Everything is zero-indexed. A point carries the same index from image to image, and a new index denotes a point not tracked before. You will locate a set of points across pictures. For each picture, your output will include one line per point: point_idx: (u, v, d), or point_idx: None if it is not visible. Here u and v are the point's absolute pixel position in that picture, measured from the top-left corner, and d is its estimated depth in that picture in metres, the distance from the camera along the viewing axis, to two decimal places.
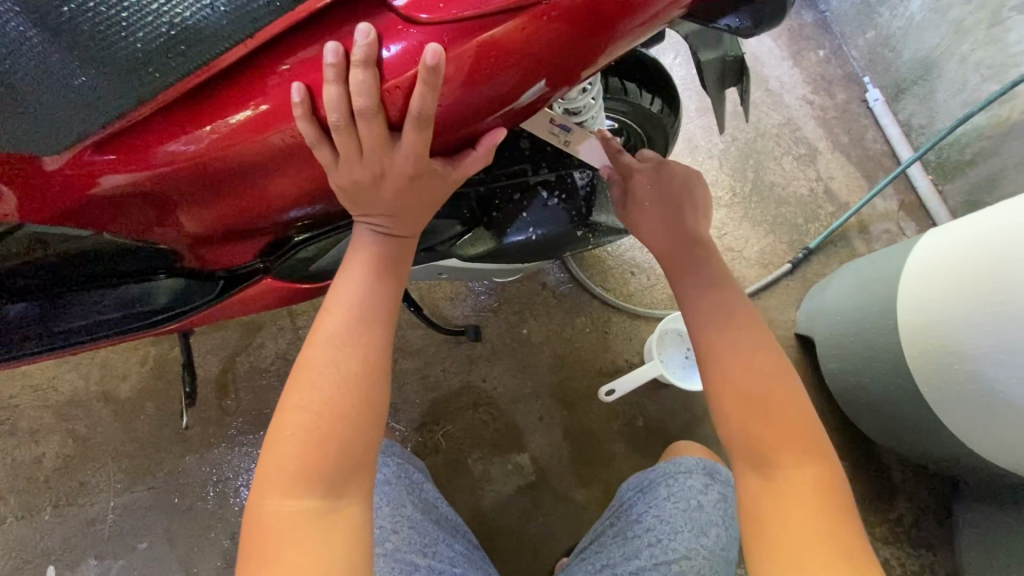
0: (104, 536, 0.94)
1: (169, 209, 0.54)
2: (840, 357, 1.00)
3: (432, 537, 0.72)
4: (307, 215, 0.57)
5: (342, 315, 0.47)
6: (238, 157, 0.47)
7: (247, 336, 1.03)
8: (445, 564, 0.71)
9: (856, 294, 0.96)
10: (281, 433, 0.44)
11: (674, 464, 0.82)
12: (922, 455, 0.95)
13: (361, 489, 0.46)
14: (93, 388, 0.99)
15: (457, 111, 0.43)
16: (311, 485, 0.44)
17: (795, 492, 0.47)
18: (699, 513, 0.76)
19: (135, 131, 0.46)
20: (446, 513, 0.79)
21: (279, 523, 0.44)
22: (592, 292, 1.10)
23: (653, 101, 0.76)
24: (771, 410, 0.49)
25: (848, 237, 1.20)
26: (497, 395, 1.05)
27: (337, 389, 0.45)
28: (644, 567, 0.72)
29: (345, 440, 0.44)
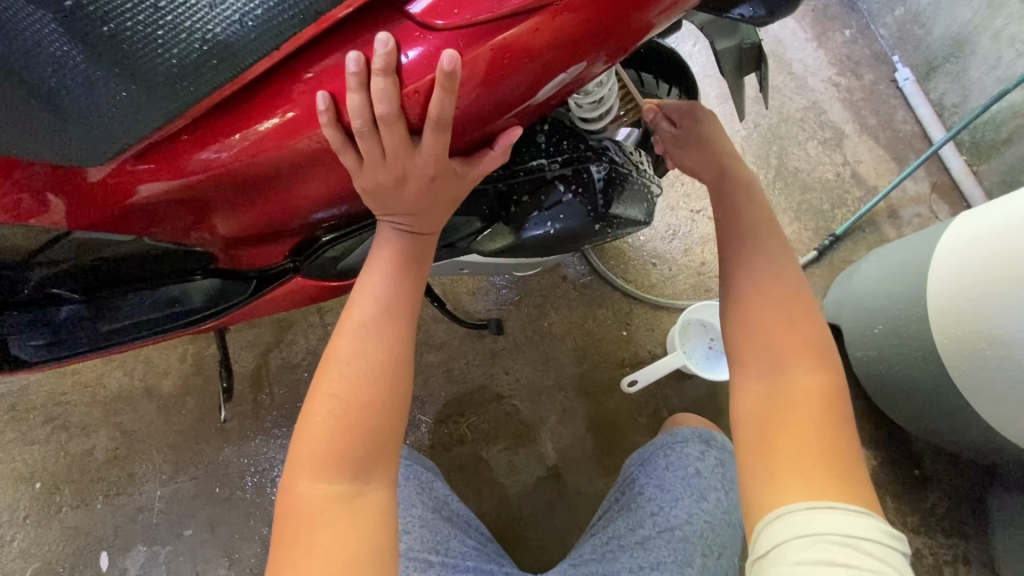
0: (152, 523, 0.99)
1: (203, 213, 0.57)
2: (868, 345, 0.97)
3: (444, 534, 0.75)
4: (332, 216, 0.60)
5: (367, 310, 0.49)
6: (268, 162, 0.49)
7: (279, 334, 1.07)
8: (456, 558, 0.73)
9: (883, 280, 0.94)
10: (311, 421, 0.47)
11: (672, 435, 0.84)
12: (954, 444, 0.93)
13: (386, 475, 0.48)
14: (138, 383, 1.05)
15: (474, 112, 0.44)
16: (338, 469, 0.46)
17: (796, 394, 0.51)
18: (697, 479, 0.78)
19: (171, 141, 0.50)
20: (459, 510, 0.80)
21: (310, 506, 0.46)
22: (612, 284, 1.11)
23: (669, 91, 0.78)
24: (789, 335, 0.54)
25: (876, 222, 1.17)
26: (520, 387, 1.07)
27: (362, 380, 0.47)
28: (648, 536, 0.74)
29: (373, 425, 0.47)
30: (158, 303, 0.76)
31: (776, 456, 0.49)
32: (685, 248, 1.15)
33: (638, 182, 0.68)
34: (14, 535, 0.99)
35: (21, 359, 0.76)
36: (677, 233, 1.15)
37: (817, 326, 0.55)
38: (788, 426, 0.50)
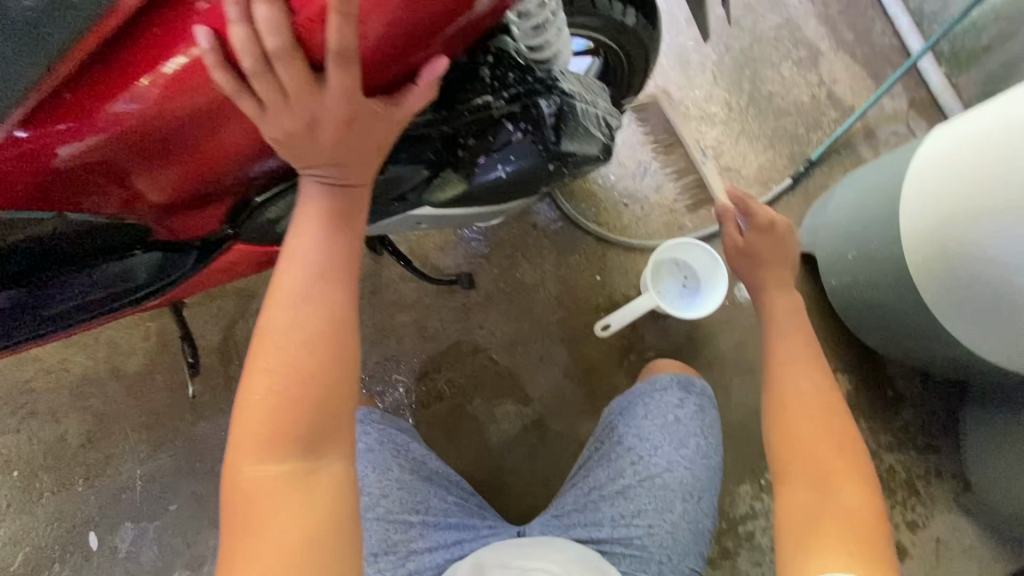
0: (136, 500, 0.99)
1: (126, 175, 0.52)
2: (842, 273, 0.96)
3: (423, 494, 0.77)
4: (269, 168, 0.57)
5: (300, 277, 0.46)
6: (187, 105, 0.45)
7: (242, 304, 1.04)
8: (439, 515, 0.76)
9: (857, 204, 0.92)
10: (251, 398, 0.44)
11: (651, 383, 0.83)
12: (925, 363, 0.95)
13: (340, 447, 0.46)
14: (104, 365, 1.02)
15: (386, 42, 0.39)
16: (285, 447, 0.44)
17: (846, 510, 0.58)
18: (676, 427, 0.78)
19: (60, 98, 0.43)
20: (438, 466, 0.81)
21: (259, 488, 0.44)
22: (584, 229, 1.07)
23: (626, 12, 0.68)
24: (832, 466, 0.62)
25: (853, 144, 1.13)
26: (496, 340, 1.05)
27: (303, 352, 0.45)
28: (629, 485, 0.76)
29: (318, 397, 0.45)
30: (100, 280, 0.72)
31: (821, 540, 0.56)
32: (657, 185, 1.11)
33: (594, 111, 0.63)
34: None
35: None
36: (648, 170, 1.11)
37: (862, 474, 0.62)
38: (834, 517, 0.58)
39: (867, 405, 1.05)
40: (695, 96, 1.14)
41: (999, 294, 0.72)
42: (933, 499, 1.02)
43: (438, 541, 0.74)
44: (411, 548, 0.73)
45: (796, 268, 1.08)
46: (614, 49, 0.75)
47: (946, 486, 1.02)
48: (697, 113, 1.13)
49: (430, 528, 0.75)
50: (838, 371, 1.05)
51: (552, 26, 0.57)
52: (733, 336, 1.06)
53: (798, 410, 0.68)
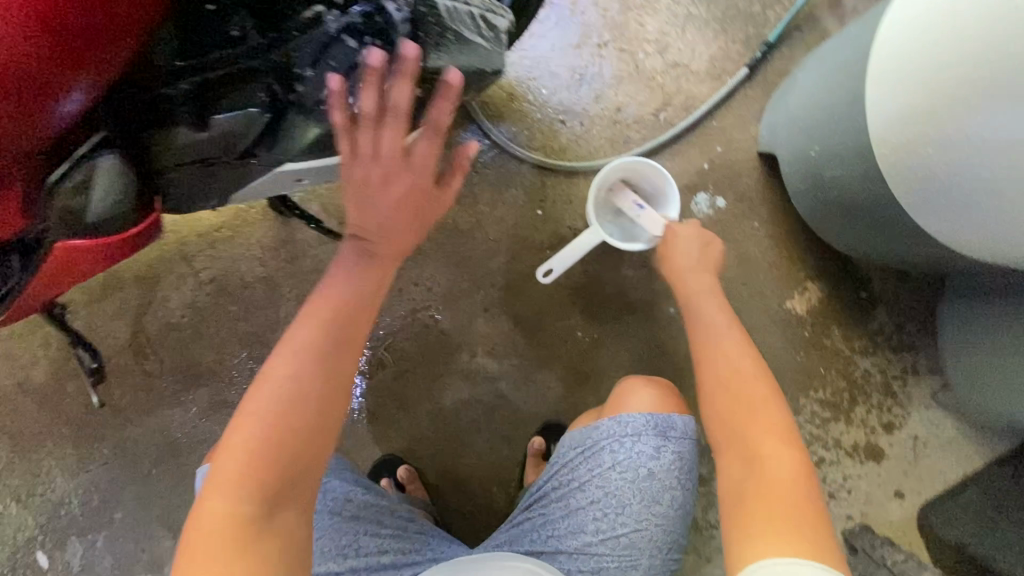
0: (77, 515, 0.93)
1: None
2: (806, 172, 0.85)
3: (351, 534, 0.67)
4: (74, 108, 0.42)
5: (293, 366, 0.50)
6: None
7: (146, 294, 0.93)
8: (370, 556, 0.67)
9: (820, 90, 0.79)
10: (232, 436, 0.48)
11: (620, 423, 0.68)
12: (899, 261, 0.86)
13: (296, 505, 0.49)
14: (7, 380, 0.92)
15: None
16: (260, 521, 0.47)
17: (775, 478, 0.53)
18: (650, 483, 0.66)
19: None
20: (363, 501, 0.68)
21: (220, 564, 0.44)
22: (516, 157, 0.94)
23: None
24: (750, 411, 0.60)
25: (817, 17, 0.97)
26: (435, 295, 0.95)
27: (286, 411, 0.49)
28: (591, 543, 0.67)
29: (306, 481, 0.50)
30: None
31: (750, 516, 0.51)
32: (595, 95, 0.96)
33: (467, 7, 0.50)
34: None
35: None
36: (583, 78, 0.96)
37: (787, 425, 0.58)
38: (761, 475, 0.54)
39: (839, 312, 0.98)
40: None
41: (981, 177, 0.59)
42: (911, 399, 0.98)
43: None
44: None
45: (759, 171, 0.97)
46: None
47: (922, 384, 0.98)
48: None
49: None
50: (809, 279, 0.97)
51: None
52: None
53: (724, 375, 0.64)
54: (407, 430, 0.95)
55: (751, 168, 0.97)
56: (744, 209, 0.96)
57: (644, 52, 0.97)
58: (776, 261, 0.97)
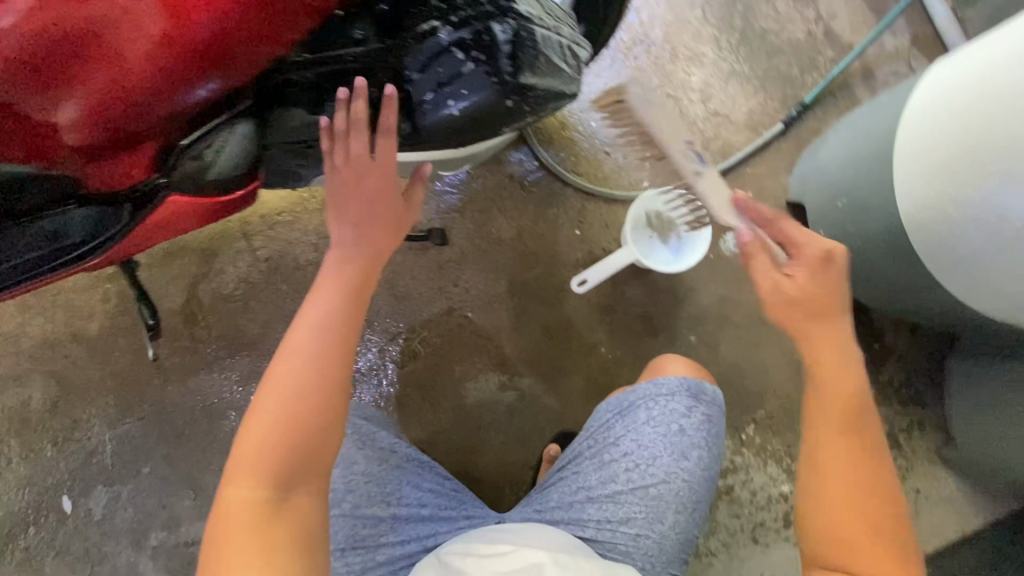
0: (107, 465, 0.97)
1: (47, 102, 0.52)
2: (830, 222, 0.91)
3: (394, 484, 0.70)
4: (197, 96, 0.53)
5: (327, 308, 0.53)
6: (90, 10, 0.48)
7: (205, 264, 0.99)
8: (411, 506, 0.70)
9: (851, 147, 0.86)
10: (244, 430, 0.48)
11: (656, 385, 0.74)
12: (912, 315, 0.92)
13: (311, 487, 0.48)
14: (63, 329, 0.98)
15: None
16: (266, 474, 0.46)
17: (879, 525, 0.57)
18: (680, 437, 0.71)
19: None
20: (408, 451, 0.72)
21: (238, 513, 0.46)
22: (563, 180, 1.02)
23: None
24: (858, 432, 0.60)
25: (850, 86, 1.06)
26: (472, 297, 1.02)
27: (297, 399, 0.48)
28: (621, 491, 0.70)
29: (306, 443, 0.48)
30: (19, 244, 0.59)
31: (846, 550, 0.57)
32: None
33: (556, 38, 0.56)
34: None
35: None
36: None
37: (876, 431, 0.60)
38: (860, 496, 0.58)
39: None
40: (683, 34, 1.06)
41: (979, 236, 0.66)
42: (914, 452, 1.01)
43: (408, 538, 0.68)
44: (377, 548, 0.67)
45: (786, 218, 1.03)
46: None
47: (927, 439, 1.01)
48: (685, 52, 1.06)
49: (399, 523, 0.69)
50: None
51: None
52: (717, 290, 1.02)
53: (834, 394, 0.61)
54: (431, 420, 1.01)
55: None
56: None
57: (689, 99, 1.05)
58: None
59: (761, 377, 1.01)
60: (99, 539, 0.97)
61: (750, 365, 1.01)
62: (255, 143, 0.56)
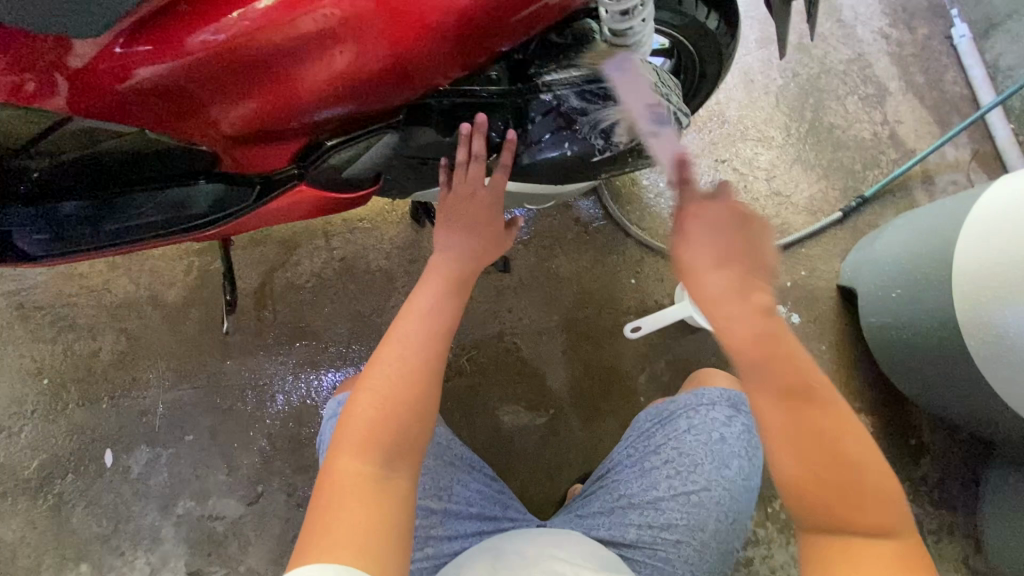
0: (155, 426, 1.02)
1: (204, 102, 0.58)
2: (881, 311, 0.95)
3: (448, 480, 0.81)
4: (338, 114, 0.61)
5: (425, 299, 0.61)
6: (266, 42, 0.52)
7: (284, 254, 1.06)
8: (461, 503, 0.80)
9: (911, 242, 0.90)
10: (355, 407, 0.54)
11: (697, 396, 0.83)
12: (954, 414, 0.93)
13: (409, 468, 0.53)
14: (143, 292, 1.05)
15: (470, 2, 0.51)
16: (374, 447, 0.52)
17: (858, 499, 0.44)
18: (721, 445, 0.78)
19: (170, 20, 0.52)
20: (462, 452, 0.84)
21: (346, 481, 0.50)
22: (626, 230, 1.08)
23: (710, 16, 0.69)
24: (792, 372, 0.44)
25: (909, 187, 1.12)
26: (523, 326, 1.06)
27: (404, 380, 0.55)
28: (662, 498, 0.77)
29: (405, 419, 0.54)
30: (162, 204, 0.75)
31: (853, 558, 0.44)
32: None
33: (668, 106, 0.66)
34: (22, 427, 1.02)
35: (30, 253, 0.79)
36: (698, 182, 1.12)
37: (849, 417, 0.45)
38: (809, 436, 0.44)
39: (886, 451, 1.03)
40: (756, 117, 1.14)
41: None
42: (942, 557, 0.99)
43: (456, 532, 0.78)
44: (427, 540, 0.77)
45: (834, 301, 1.07)
46: (690, 50, 0.76)
47: (956, 545, 1.00)
48: (756, 133, 1.13)
49: (450, 518, 0.79)
50: (862, 411, 1.04)
51: (642, 11, 0.56)
52: None
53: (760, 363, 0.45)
54: (465, 437, 1.04)
55: (828, 296, 1.07)
56: (815, 330, 1.06)
57: (754, 176, 1.12)
58: (835, 385, 1.04)
59: None
60: (130, 497, 1.00)
61: None
62: (394, 152, 0.65)
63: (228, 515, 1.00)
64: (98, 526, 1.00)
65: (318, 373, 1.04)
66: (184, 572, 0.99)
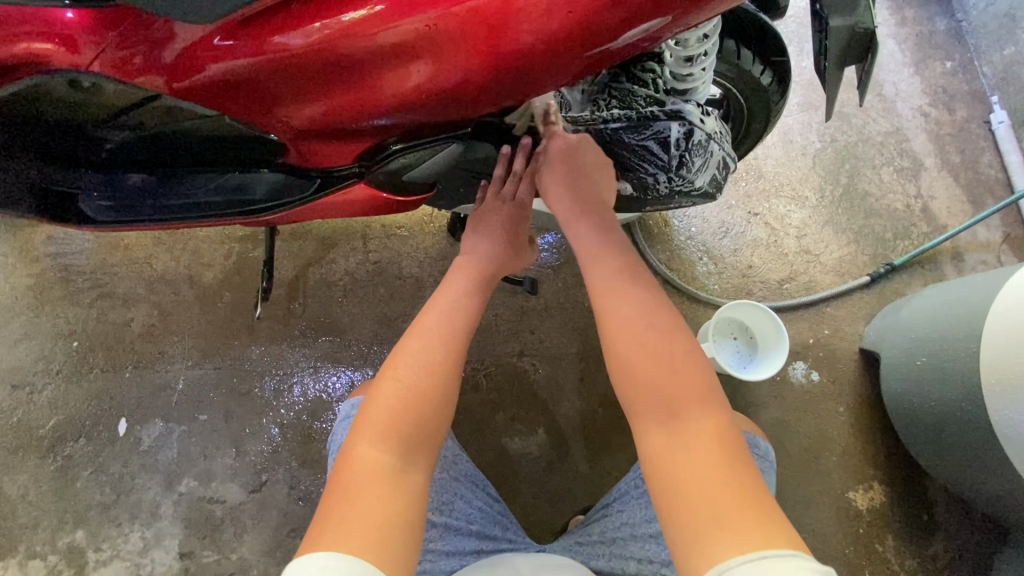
0: (172, 401, 1.04)
1: (280, 99, 0.63)
2: (904, 378, 0.95)
3: (449, 495, 0.80)
4: (401, 123, 0.64)
5: (456, 300, 0.66)
6: (344, 51, 0.56)
7: (321, 250, 1.10)
8: (461, 520, 0.79)
9: (937, 313, 0.91)
10: (377, 397, 0.56)
11: None
12: (974, 492, 0.91)
13: (421, 465, 0.54)
14: (182, 269, 1.09)
15: (546, 42, 0.53)
16: (393, 438, 0.54)
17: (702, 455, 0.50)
18: None
19: (260, 22, 0.57)
20: (466, 469, 0.84)
21: (362, 467, 0.52)
22: (653, 268, 1.10)
23: (764, 72, 0.73)
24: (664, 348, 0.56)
25: (938, 261, 1.13)
26: (543, 348, 1.08)
27: (427, 370, 0.58)
28: (663, 527, 0.75)
29: (425, 412, 0.56)
30: (223, 186, 0.78)
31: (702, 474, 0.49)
32: (735, 248, 1.13)
33: (717, 151, 0.69)
34: (46, 385, 1.04)
35: (89, 216, 0.80)
36: (730, 232, 1.14)
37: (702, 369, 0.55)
38: (654, 362, 0.55)
39: (897, 523, 1.00)
40: (791, 175, 1.17)
41: None
42: None
43: (455, 548, 0.77)
44: (426, 554, 0.75)
45: (855, 364, 1.07)
46: (739, 102, 0.80)
47: None
48: (790, 190, 1.16)
49: (450, 535, 0.78)
50: (875, 479, 1.02)
51: (704, 62, 0.62)
52: (775, 412, 1.05)
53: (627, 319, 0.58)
54: (473, 452, 1.04)
55: (849, 358, 1.07)
56: (834, 391, 1.06)
57: (785, 232, 1.14)
58: (849, 448, 1.03)
59: (801, 509, 1.00)
60: (136, 469, 1.01)
61: (793, 494, 1.01)
62: (457, 160, 0.69)
63: (229, 501, 1.00)
64: (101, 494, 1.00)
65: (338, 370, 1.05)
66: (176, 551, 0.98)
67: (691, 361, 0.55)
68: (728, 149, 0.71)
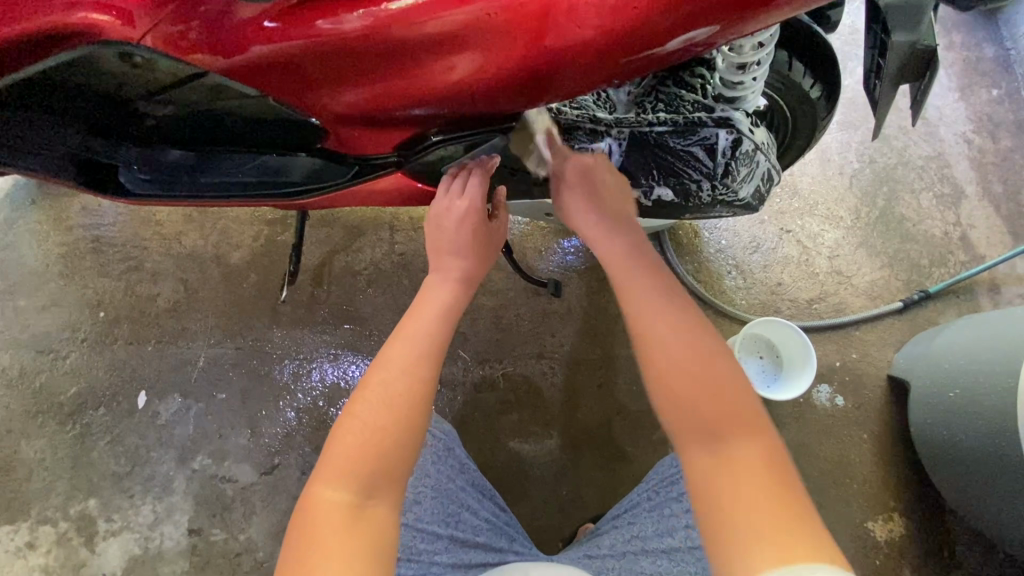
0: (192, 378, 1.05)
1: (322, 86, 0.63)
2: (934, 409, 0.92)
3: (456, 508, 0.80)
4: (441, 116, 0.63)
5: (430, 319, 0.62)
6: (390, 41, 0.56)
7: (349, 238, 1.10)
8: (468, 532, 0.79)
9: (972, 345, 0.89)
10: (338, 437, 0.54)
11: None
12: (1001, 532, 0.88)
13: (386, 500, 0.53)
14: (210, 249, 1.10)
15: (594, 45, 0.52)
16: (353, 481, 0.52)
17: (741, 463, 0.47)
18: None
19: (311, 6, 0.57)
20: (473, 479, 0.85)
21: (323, 511, 0.51)
22: (680, 279, 1.09)
23: (813, 86, 0.72)
24: (703, 362, 0.52)
25: (974, 292, 1.10)
26: (563, 352, 1.07)
27: (389, 405, 0.55)
28: (676, 547, 0.73)
29: (385, 448, 0.54)
30: (261, 167, 0.80)
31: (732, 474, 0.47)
32: (765, 264, 1.11)
33: (763, 162, 0.68)
34: (70, 353, 1.06)
35: (126, 188, 0.84)
36: (761, 247, 1.12)
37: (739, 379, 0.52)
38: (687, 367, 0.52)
39: (916, 558, 0.98)
40: (827, 194, 1.15)
41: None
42: None
43: (459, 560, 0.76)
44: (431, 565, 0.75)
45: (882, 391, 1.04)
46: (784, 115, 0.78)
47: None
48: (825, 209, 1.14)
49: (454, 549, 0.77)
50: (896, 511, 0.99)
51: (756, 71, 0.61)
52: (796, 434, 1.02)
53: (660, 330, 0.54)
54: (485, 451, 1.03)
55: (876, 385, 1.05)
56: (858, 417, 1.03)
57: (817, 251, 1.12)
58: (871, 477, 1.01)
59: None
60: (151, 442, 1.02)
61: None
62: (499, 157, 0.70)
63: (240, 481, 1.00)
64: (116, 464, 1.01)
65: (357, 359, 1.05)
66: (185, 528, 0.99)
67: (722, 368, 0.52)
68: (774, 160, 0.70)
